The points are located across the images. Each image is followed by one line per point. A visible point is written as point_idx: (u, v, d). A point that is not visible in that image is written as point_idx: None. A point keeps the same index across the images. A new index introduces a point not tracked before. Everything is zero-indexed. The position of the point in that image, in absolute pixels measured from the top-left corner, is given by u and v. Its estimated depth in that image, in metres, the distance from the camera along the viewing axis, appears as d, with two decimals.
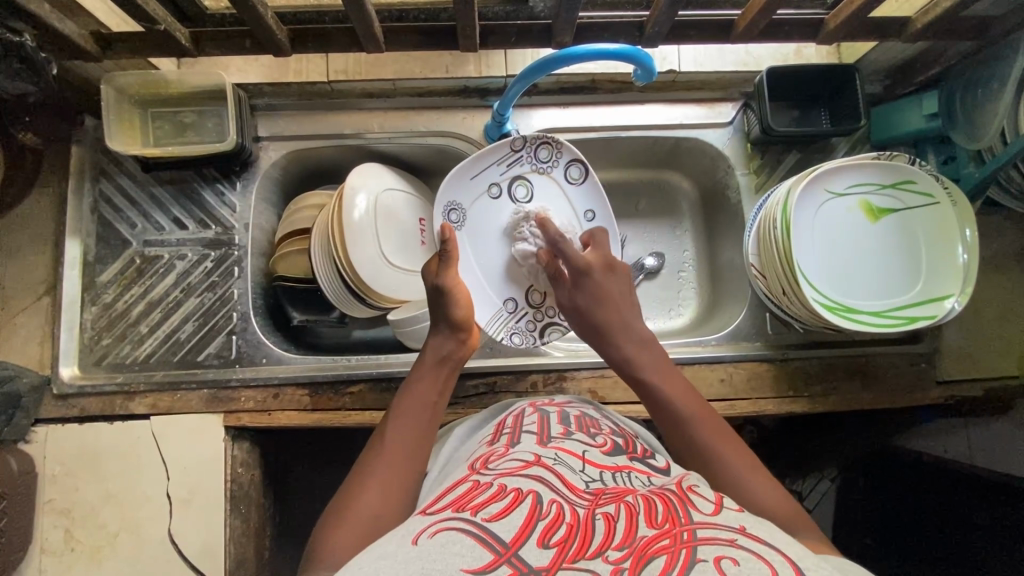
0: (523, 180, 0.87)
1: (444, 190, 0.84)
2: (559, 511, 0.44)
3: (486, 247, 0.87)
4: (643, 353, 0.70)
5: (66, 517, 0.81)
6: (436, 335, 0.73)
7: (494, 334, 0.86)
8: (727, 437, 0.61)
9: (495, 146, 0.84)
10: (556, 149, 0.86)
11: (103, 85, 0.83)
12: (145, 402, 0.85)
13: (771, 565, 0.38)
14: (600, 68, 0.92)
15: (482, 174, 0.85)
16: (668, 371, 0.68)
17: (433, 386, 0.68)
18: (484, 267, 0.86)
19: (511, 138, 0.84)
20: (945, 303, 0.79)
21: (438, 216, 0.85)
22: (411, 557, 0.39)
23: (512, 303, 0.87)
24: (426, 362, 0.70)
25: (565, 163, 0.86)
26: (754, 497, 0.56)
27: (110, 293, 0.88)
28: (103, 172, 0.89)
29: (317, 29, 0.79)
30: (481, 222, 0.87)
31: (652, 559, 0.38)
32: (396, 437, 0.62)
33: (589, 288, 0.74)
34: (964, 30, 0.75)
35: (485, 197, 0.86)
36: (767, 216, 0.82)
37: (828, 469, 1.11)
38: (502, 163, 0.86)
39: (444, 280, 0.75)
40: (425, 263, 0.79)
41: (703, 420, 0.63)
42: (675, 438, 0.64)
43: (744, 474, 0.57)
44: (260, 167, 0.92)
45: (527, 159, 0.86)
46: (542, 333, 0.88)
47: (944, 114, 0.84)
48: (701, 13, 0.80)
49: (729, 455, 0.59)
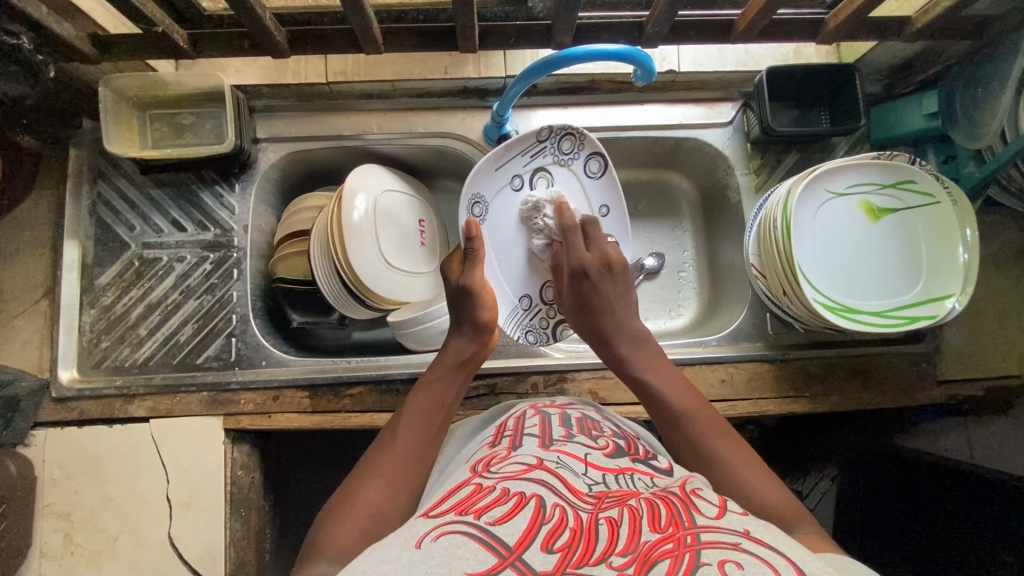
0: (545, 172, 0.86)
1: (472, 183, 0.82)
2: (562, 516, 0.44)
3: (506, 241, 0.85)
4: (638, 353, 0.71)
5: (66, 521, 0.80)
6: (459, 336, 0.73)
7: (510, 332, 0.85)
8: (726, 436, 0.61)
9: (520, 138, 0.82)
10: (578, 141, 0.85)
11: (101, 87, 0.82)
12: (144, 405, 0.85)
13: (776, 570, 0.38)
14: (599, 68, 0.92)
15: (506, 166, 0.84)
16: (665, 370, 0.69)
17: (446, 389, 0.68)
18: (503, 263, 0.85)
19: (537, 128, 0.83)
20: (946, 303, 0.78)
21: (463, 209, 0.83)
22: (414, 560, 0.39)
23: (526, 300, 0.86)
24: (446, 364, 0.70)
25: (585, 156, 0.85)
26: (758, 498, 0.55)
27: (109, 296, 0.88)
28: (101, 174, 0.89)
29: (316, 30, 0.79)
30: (502, 215, 0.85)
31: (656, 564, 0.38)
32: (406, 436, 0.62)
33: (585, 291, 0.74)
34: (964, 29, 0.75)
35: (507, 190, 0.85)
36: (767, 216, 0.82)
37: (828, 469, 1.10)
38: (526, 154, 0.84)
39: (471, 280, 0.74)
40: (446, 263, 0.78)
41: (701, 420, 0.63)
42: (674, 438, 0.64)
43: (745, 475, 0.57)
44: (260, 169, 0.91)
45: (550, 151, 0.85)
46: (555, 331, 0.88)
47: (944, 114, 0.84)
48: (701, 13, 0.79)
49: (729, 456, 0.59)
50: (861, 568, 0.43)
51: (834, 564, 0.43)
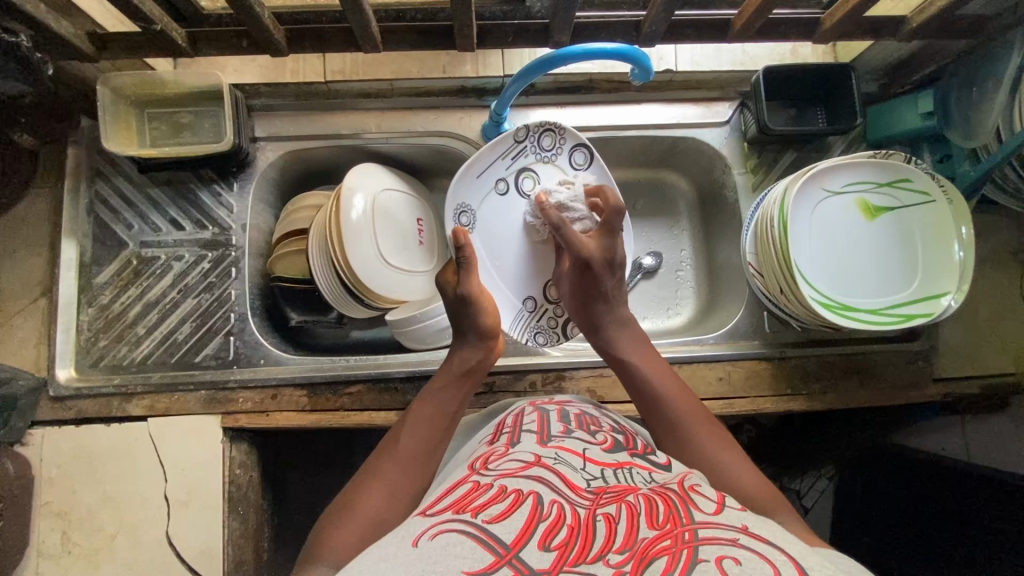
0: (529, 171, 0.85)
1: (453, 193, 0.82)
2: (560, 512, 0.44)
3: (500, 247, 0.85)
4: (625, 336, 0.73)
5: (63, 520, 0.80)
6: (464, 345, 0.73)
7: (519, 336, 0.85)
8: (704, 419, 0.64)
9: (499, 141, 0.82)
10: (558, 136, 0.84)
11: (98, 85, 0.82)
12: (142, 404, 0.85)
13: (773, 564, 0.38)
14: (598, 68, 0.93)
15: (487, 171, 0.83)
16: (653, 358, 0.71)
17: (453, 397, 0.67)
18: (502, 267, 0.85)
19: (514, 128, 0.83)
20: (941, 301, 0.79)
21: (450, 220, 0.82)
22: (412, 559, 0.39)
23: (531, 302, 0.86)
24: (453, 373, 0.69)
25: (568, 149, 0.85)
26: (737, 487, 0.57)
27: (107, 295, 0.88)
28: (99, 173, 0.89)
29: (315, 28, 0.79)
30: (493, 221, 0.85)
31: (653, 560, 0.38)
32: (411, 440, 0.62)
33: (586, 281, 0.73)
34: (960, 29, 0.75)
35: (493, 195, 0.84)
36: (765, 215, 0.82)
37: (827, 468, 1.09)
38: (507, 156, 0.84)
39: (467, 288, 0.73)
40: (440, 274, 0.76)
41: (681, 401, 0.66)
42: (656, 421, 0.66)
43: (723, 463, 0.59)
44: (258, 168, 0.92)
45: (532, 150, 0.85)
46: (565, 330, 0.87)
47: (939, 114, 0.83)
48: (697, 12, 0.80)
49: (707, 442, 0.61)
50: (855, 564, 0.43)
51: (831, 557, 0.44)
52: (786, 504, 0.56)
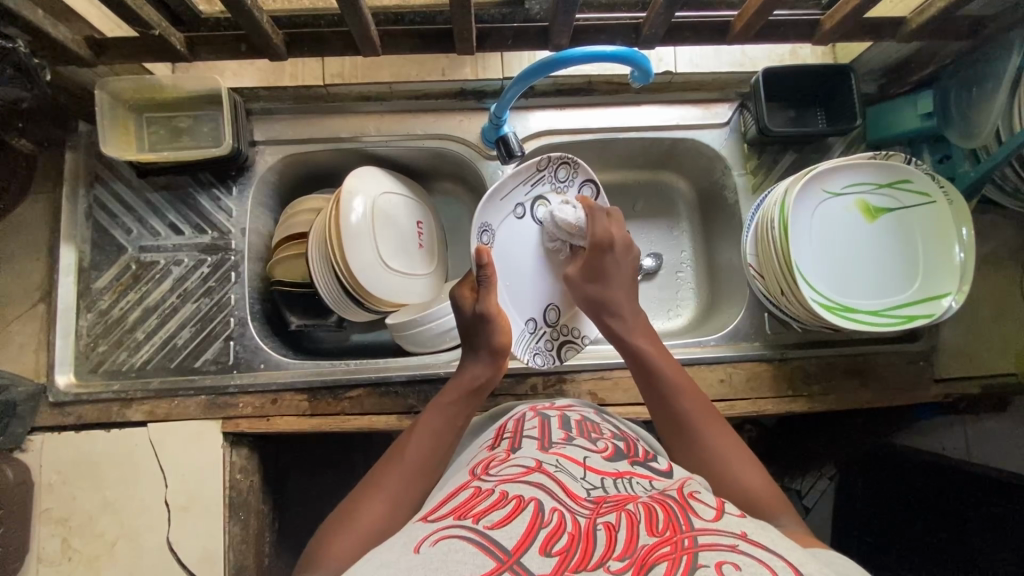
0: (544, 200, 0.82)
1: (479, 211, 0.78)
2: (561, 520, 0.44)
3: (513, 270, 0.82)
4: (634, 324, 0.73)
5: (63, 526, 0.80)
6: (476, 359, 0.71)
7: (521, 356, 0.82)
8: (710, 416, 0.64)
9: (523, 167, 0.79)
10: (573, 169, 0.82)
11: (96, 90, 0.82)
12: (142, 409, 0.84)
13: (774, 571, 0.38)
14: (598, 70, 0.93)
15: (509, 195, 0.81)
16: (661, 351, 0.71)
17: (459, 410, 0.67)
18: (512, 290, 0.82)
19: (537, 157, 0.80)
20: (942, 302, 0.79)
21: (472, 238, 0.78)
22: (414, 564, 0.39)
23: (533, 323, 0.83)
24: (463, 386, 0.69)
25: (579, 184, 0.83)
26: (745, 491, 0.57)
27: (106, 300, 0.88)
28: (97, 177, 0.89)
29: (312, 32, 0.79)
30: (508, 245, 0.82)
31: (653, 567, 0.38)
32: (417, 449, 0.62)
33: (602, 259, 0.74)
34: (957, 30, 0.75)
35: (511, 218, 0.82)
36: (765, 217, 0.82)
37: (827, 468, 1.08)
38: (526, 182, 0.81)
39: (485, 306, 0.71)
40: (457, 289, 0.75)
41: (686, 396, 0.66)
42: (664, 416, 0.66)
43: (730, 465, 0.59)
44: (255, 172, 0.91)
45: (548, 179, 0.82)
46: (560, 352, 0.85)
47: (938, 113, 0.84)
48: (696, 14, 0.80)
49: (714, 443, 0.61)
50: (849, 566, 0.43)
51: (829, 560, 0.44)
52: (787, 506, 0.56)
